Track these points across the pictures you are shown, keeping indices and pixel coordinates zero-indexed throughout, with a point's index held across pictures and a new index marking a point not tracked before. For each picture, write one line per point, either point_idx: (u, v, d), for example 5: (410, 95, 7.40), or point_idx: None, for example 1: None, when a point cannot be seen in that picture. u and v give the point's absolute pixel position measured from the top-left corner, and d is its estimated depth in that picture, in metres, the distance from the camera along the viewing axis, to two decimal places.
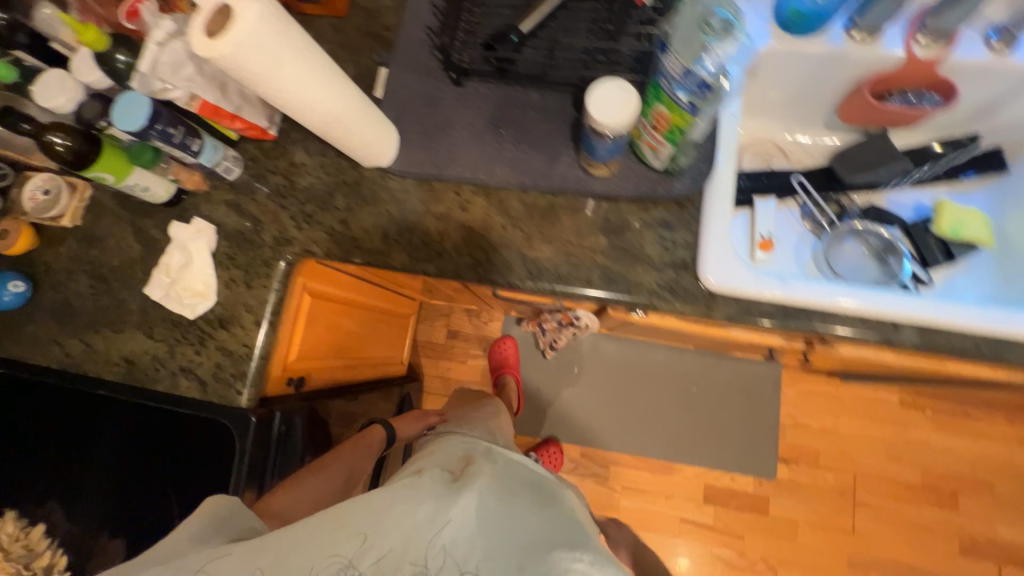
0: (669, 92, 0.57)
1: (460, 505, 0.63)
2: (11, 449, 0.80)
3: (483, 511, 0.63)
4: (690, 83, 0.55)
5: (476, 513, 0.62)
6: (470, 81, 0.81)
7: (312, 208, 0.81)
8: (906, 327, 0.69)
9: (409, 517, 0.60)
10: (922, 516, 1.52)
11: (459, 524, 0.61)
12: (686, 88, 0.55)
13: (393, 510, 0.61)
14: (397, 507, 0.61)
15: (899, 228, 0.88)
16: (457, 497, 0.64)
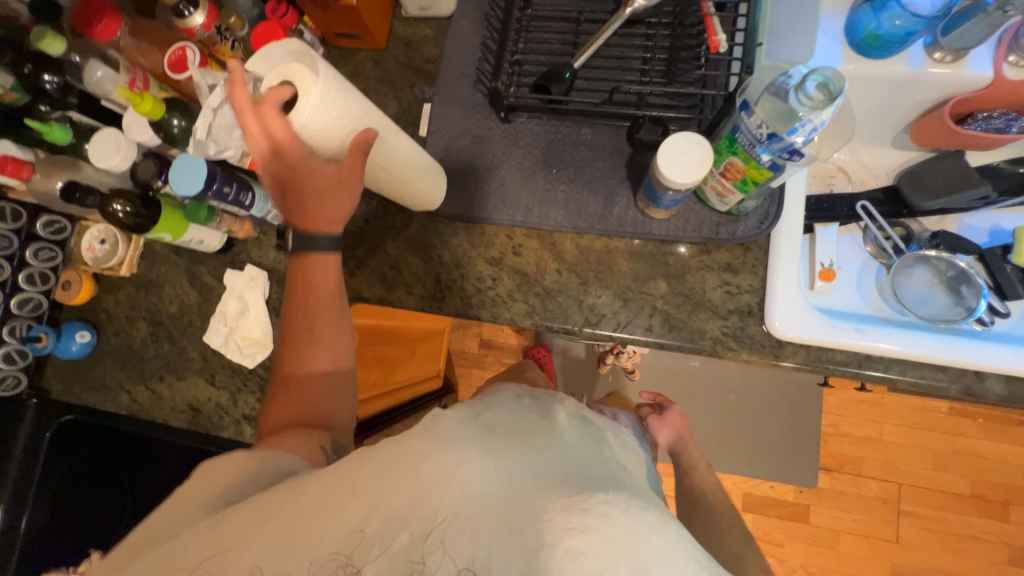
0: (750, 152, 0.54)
1: (463, 457, 0.51)
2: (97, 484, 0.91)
3: (494, 457, 0.52)
4: (776, 147, 0.52)
5: (485, 457, 0.52)
6: (518, 117, 0.78)
7: (361, 254, 0.80)
8: (990, 377, 0.65)
9: (416, 478, 0.48)
10: (970, 525, 1.49)
11: (472, 486, 0.49)
12: (770, 150, 0.52)
13: (390, 477, 0.48)
14: (392, 471, 0.49)
15: (975, 254, 0.83)
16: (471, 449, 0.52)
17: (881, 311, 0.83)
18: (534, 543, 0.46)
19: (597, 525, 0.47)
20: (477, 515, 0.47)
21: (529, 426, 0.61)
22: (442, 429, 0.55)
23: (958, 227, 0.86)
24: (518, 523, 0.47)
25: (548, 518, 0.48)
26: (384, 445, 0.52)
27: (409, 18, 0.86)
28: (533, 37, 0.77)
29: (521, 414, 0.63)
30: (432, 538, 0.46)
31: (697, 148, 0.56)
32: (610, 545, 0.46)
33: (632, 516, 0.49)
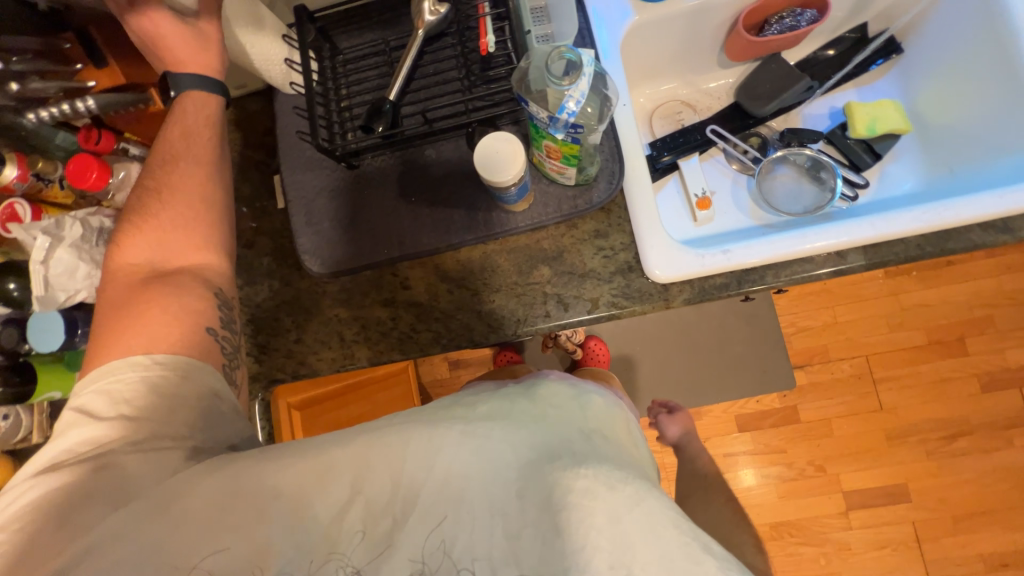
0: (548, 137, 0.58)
1: (445, 443, 0.54)
2: None
3: (477, 440, 0.54)
4: (561, 127, 0.57)
5: (469, 440, 0.54)
6: (363, 159, 0.79)
7: (262, 338, 0.80)
8: (852, 252, 0.70)
9: (399, 460, 0.53)
10: (938, 368, 1.57)
11: (453, 465, 0.52)
12: (559, 130, 0.57)
13: (375, 461, 0.53)
14: (378, 457, 0.53)
15: (822, 140, 0.89)
16: (450, 434, 0.54)
17: (761, 219, 0.88)
18: (519, 523, 0.50)
19: (579, 502, 0.50)
20: (459, 500, 0.51)
21: (512, 398, 0.63)
22: (423, 418, 0.57)
23: (801, 119, 0.91)
24: (501, 504, 0.51)
25: (531, 495, 0.51)
26: (361, 437, 0.55)
27: (234, 99, 0.86)
28: (351, 79, 0.78)
29: (507, 388, 0.66)
30: (423, 530, 0.50)
31: (506, 145, 0.59)
32: (592, 520, 0.49)
33: (614, 487, 0.51)
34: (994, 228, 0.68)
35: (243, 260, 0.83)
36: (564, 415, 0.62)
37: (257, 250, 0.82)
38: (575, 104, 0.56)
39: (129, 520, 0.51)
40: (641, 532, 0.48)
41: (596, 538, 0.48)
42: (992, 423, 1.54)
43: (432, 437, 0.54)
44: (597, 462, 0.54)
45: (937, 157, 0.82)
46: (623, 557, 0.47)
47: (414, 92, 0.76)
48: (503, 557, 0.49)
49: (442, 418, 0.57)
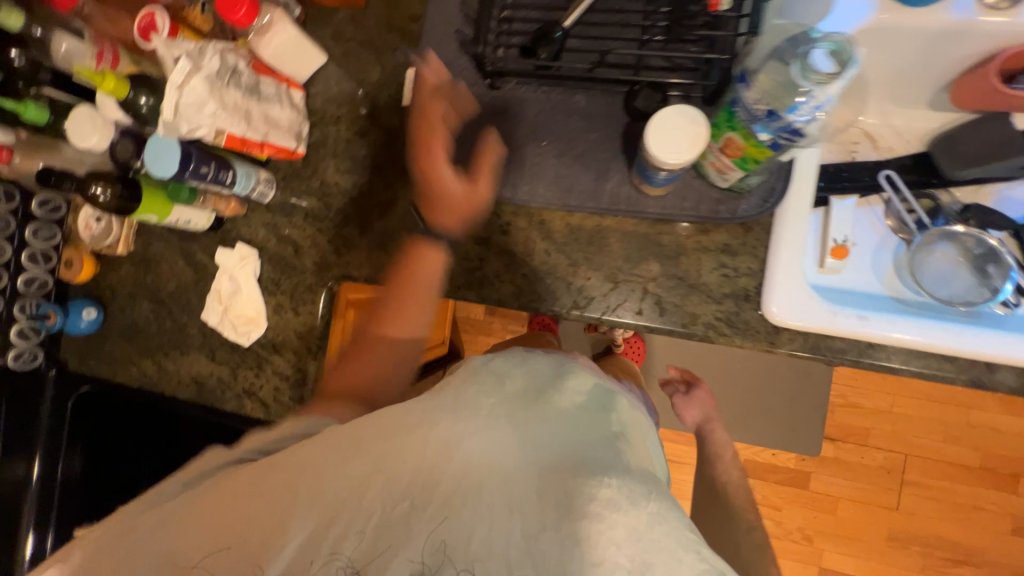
0: (748, 130, 0.52)
1: (467, 430, 0.55)
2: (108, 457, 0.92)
3: (497, 429, 0.56)
4: (774, 127, 0.50)
5: (491, 429, 0.55)
6: (506, 83, 0.72)
7: (348, 232, 0.79)
8: (1004, 368, 0.61)
9: (421, 442, 0.54)
10: (976, 496, 1.47)
11: (475, 452, 0.53)
12: (769, 129, 0.51)
13: (397, 440, 0.54)
14: (400, 441, 0.53)
15: (1008, 230, 0.77)
16: (473, 423, 0.55)
17: (896, 291, 0.78)
18: (539, 524, 0.50)
19: (600, 512, 0.51)
20: (476, 490, 0.51)
21: (538, 389, 0.63)
22: (448, 399, 0.58)
23: (993, 199, 0.78)
24: (519, 502, 0.51)
25: (550, 499, 0.52)
26: (394, 413, 0.56)
27: None
28: None
29: (537, 373, 0.65)
30: (434, 521, 0.49)
31: (690, 124, 0.51)
32: (613, 532, 0.50)
33: (635, 504, 0.52)
34: None
35: (351, 149, 0.80)
36: (587, 416, 0.62)
37: (367, 142, 0.79)
38: (810, 112, 0.48)
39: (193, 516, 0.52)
40: (659, 555, 0.50)
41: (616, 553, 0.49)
42: (1006, 567, 1.46)
43: (453, 424, 0.55)
44: (619, 473, 0.56)
45: None
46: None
47: (587, 27, 0.67)
48: (518, 558, 0.48)
49: (463, 403, 0.58)
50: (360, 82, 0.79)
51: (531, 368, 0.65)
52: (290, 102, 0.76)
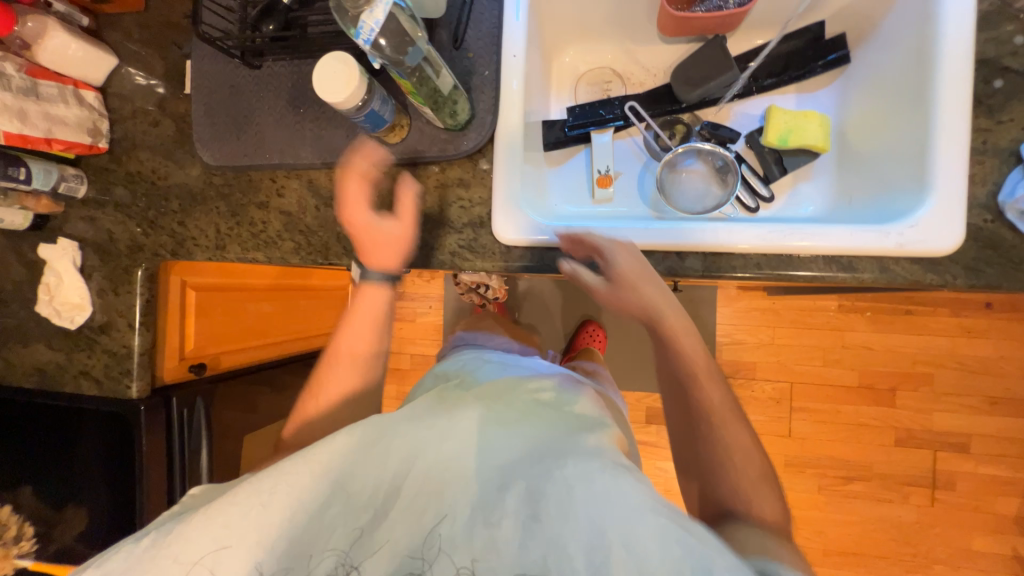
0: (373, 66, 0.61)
1: (453, 436, 0.58)
2: None
3: (468, 441, 0.58)
4: (378, 55, 0.59)
5: (472, 432, 0.59)
6: (265, 61, 0.80)
7: (152, 214, 0.86)
8: (691, 255, 0.69)
9: (410, 442, 0.58)
10: (860, 413, 1.55)
11: (458, 452, 0.57)
12: (376, 58, 0.59)
13: (381, 445, 0.57)
14: (383, 446, 0.57)
15: (743, 141, 0.84)
16: (454, 424, 0.60)
17: (658, 211, 0.86)
18: (501, 514, 0.50)
19: (571, 489, 0.51)
20: (450, 488, 0.54)
21: (516, 390, 0.69)
22: (433, 413, 0.62)
23: (733, 116, 0.86)
24: (482, 498, 0.52)
25: (513, 489, 0.53)
26: (381, 421, 0.60)
27: None
28: None
29: (513, 405, 0.65)
30: (401, 525, 0.52)
31: (342, 66, 0.60)
32: (571, 505, 0.49)
33: (592, 478, 0.52)
34: (838, 263, 0.64)
35: (148, 138, 0.87)
36: (572, 420, 0.65)
37: (161, 130, 0.87)
38: (370, 35, 0.54)
39: (150, 556, 0.48)
40: (620, 518, 0.47)
41: (577, 523, 0.48)
42: (894, 477, 1.52)
43: (424, 436, 0.58)
44: (579, 457, 0.55)
45: (847, 186, 0.77)
46: (601, 545, 0.46)
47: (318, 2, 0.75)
48: (484, 551, 0.48)
49: (435, 418, 0.61)
50: (148, 77, 0.87)
51: (495, 392, 0.68)
52: (79, 101, 0.83)
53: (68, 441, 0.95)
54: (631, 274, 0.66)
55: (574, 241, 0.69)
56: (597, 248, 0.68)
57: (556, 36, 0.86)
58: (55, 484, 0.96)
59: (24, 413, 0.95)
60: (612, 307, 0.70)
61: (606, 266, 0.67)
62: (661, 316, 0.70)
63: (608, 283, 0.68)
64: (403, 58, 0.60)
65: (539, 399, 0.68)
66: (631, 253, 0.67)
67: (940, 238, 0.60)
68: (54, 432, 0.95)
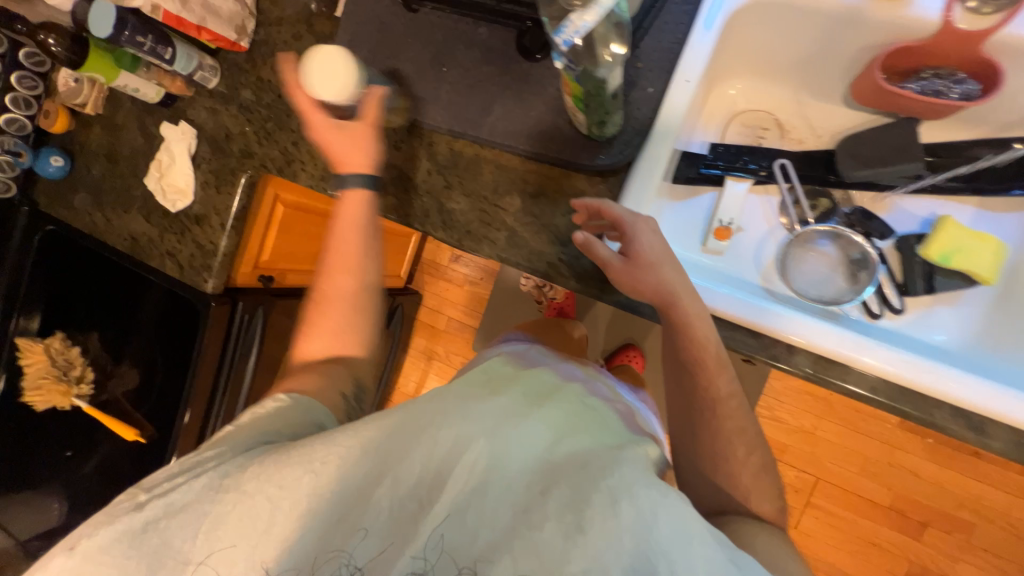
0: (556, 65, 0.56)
1: (479, 434, 0.56)
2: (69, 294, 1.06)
3: (499, 441, 0.55)
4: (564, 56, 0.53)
5: (500, 430, 0.56)
6: (423, 7, 0.77)
7: (270, 126, 0.87)
8: (801, 353, 0.63)
9: (430, 442, 0.56)
10: (877, 532, 1.46)
11: (485, 450, 0.54)
12: (562, 59, 0.54)
13: (403, 444, 0.56)
14: (404, 443, 0.56)
15: (891, 240, 0.75)
16: (481, 420, 0.57)
17: (768, 283, 0.79)
18: (537, 519, 0.49)
19: (613, 504, 0.48)
20: (482, 487, 0.52)
21: (553, 391, 0.65)
22: (461, 404, 0.60)
23: (891, 210, 0.77)
24: (519, 505, 0.51)
25: (553, 495, 0.51)
26: (404, 415, 0.59)
27: None
28: None
29: (557, 404, 0.62)
30: (439, 514, 0.52)
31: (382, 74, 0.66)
32: (616, 524, 0.47)
33: (636, 496, 0.49)
34: (966, 419, 0.59)
35: (287, 50, 0.86)
36: (609, 429, 0.61)
37: (301, 45, 0.85)
38: (574, 39, 0.49)
39: (217, 495, 0.55)
40: (666, 541, 0.46)
41: (619, 547, 0.46)
42: None
43: (462, 425, 0.57)
44: (623, 466, 0.52)
45: (994, 332, 0.70)
46: (643, 566, 0.45)
47: None
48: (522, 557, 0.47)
49: (472, 408, 0.59)
50: None
51: (538, 389, 0.65)
52: None
53: (139, 310, 1.02)
54: (650, 259, 0.62)
55: (593, 209, 0.65)
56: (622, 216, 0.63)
57: (728, 63, 0.78)
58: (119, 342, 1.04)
59: (109, 271, 1.02)
60: (626, 288, 0.63)
61: (626, 241, 0.63)
62: (677, 303, 0.61)
63: (626, 258, 0.63)
64: (593, 67, 0.55)
65: (583, 401, 0.65)
66: (646, 224, 0.62)
67: None
68: (131, 298, 1.02)
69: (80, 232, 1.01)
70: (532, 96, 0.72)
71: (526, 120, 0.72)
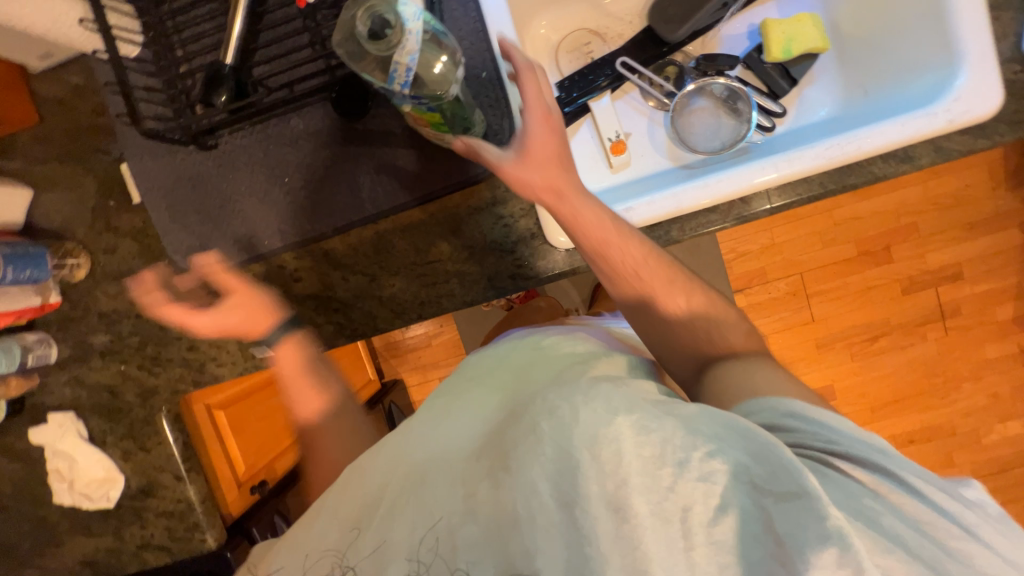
0: (401, 108, 0.54)
1: (425, 442, 0.52)
2: None
3: (446, 435, 0.52)
4: (405, 100, 0.52)
5: (444, 428, 0.53)
6: (220, 137, 0.68)
7: (153, 349, 0.75)
8: (754, 197, 0.68)
9: (385, 459, 0.52)
10: (867, 277, 1.55)
11: (434, 448, 0.51)
12: (404, 103, 0.53)
13: (359, 478, 0.52)
14: (359, 477, 0.52)
15: (740, 65, 0.82)
16: (427, 428, 0.54)
17: (679, 160, 0.82)
18: (475, 482, 0.45)
19: (538, 423, 0.45)
20: (426, 481, 0.47)
21: (490, 366, 0.63)
22: (411, 422, 0.58)
23: (721, 41, 0.84)
24: (463, 475, 0.46)
25: (488, 452, 0.47)
26: (360, 459, 0.55)
27: (47, 72, 0.71)
28: (188, 39, 0.66)
29: (508, 365, 0.61)
30: (389, 516, 0.46)
31: None
32: (541, 444, 0.44)
33: (556, 409, 0.45)
34: (894, 158, 0.66)
35: (109, 267, 0.74)
36: (550, 363, 0.58)
37: (122, 253, 0.73)
38: (408, 77, 0.49)
39: None
40: (587, 429, 0.42)
41: (544, 459, 0.43)
42: (910, 322, 1.56)
43: (411, 438, 0.54)
44: (548, 390, 0.49)
45: (853, 79, 0.79)
46: (568, 464, 0.42)
47: (271, 54, 0.66)
48: (461, 521, 0.43)
49: (423, 420, 0.57)
50: (80, 197, 0.73)
51: (480, 368, 0.63)
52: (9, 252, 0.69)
53: None
54: (548, 159, 0.59)
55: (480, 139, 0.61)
56: (522, 71, 0.58)
57: (523, 7, 0.81)
58: None
59: None
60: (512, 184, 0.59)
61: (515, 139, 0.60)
62: (570, 194, 0.58)
63: (522, 154, 0.58)
64: (443, 93, 0.53)
65: (532, 347, 0.64)
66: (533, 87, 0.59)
67: (982, 103, 0.62)
68: None
69: None
70: (388, 146, 0.67)
71: (398, 171, 0.67)
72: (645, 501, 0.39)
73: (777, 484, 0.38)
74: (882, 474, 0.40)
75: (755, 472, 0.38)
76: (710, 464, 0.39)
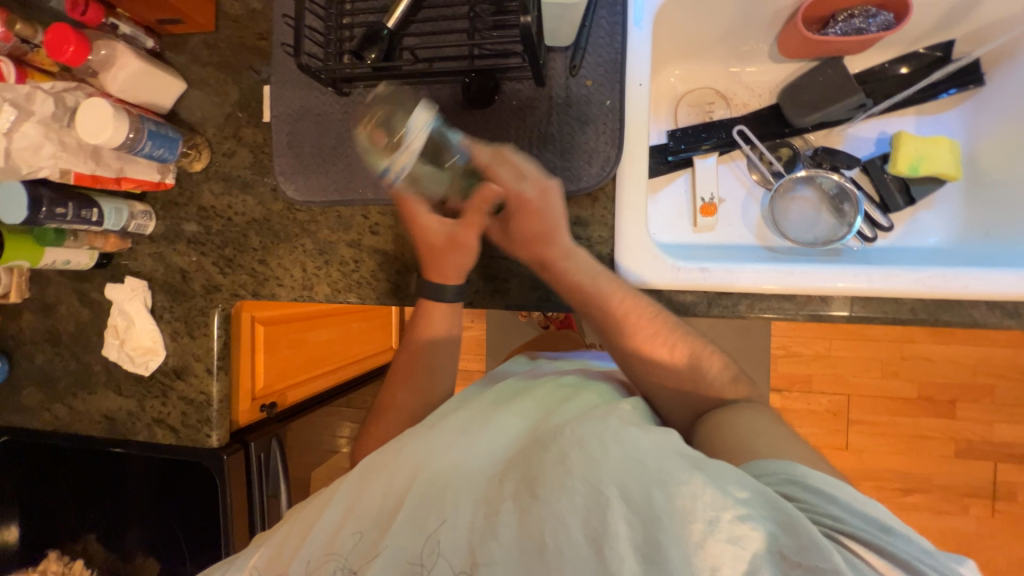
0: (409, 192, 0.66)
1: (444, 446, 0.53)
2: (60, 498, 0.95)
3: (466, 443, 0.54)
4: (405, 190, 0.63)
5: (463, 435, 0.55)
6: (354, 88, 0.74)
7: (231, 252, 0.81)
8: (836, 298, 0.65)
9: (401, 455, 0.53)
10: (919, 425, 1.43)
11: (454, 456, 0.52)
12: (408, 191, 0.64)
13: (375, 474, 0.52)
14: (375, 472, 0.52)
15: (858, 167, 0.80)
16: (446, 432, 0.56)
17: (766, 241, 0.80)
18: (500, 497, 0.46)
19: (566, 455, 0.46)
20: (449, 486, 0.49)
21: (513, 391, 0.65)
22: (431, 421, 0.59)
23: (845, 140, 0.82)
24: (486, 491, 0.48)
25: (513, 473, 0.48)
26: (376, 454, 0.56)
27: None
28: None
29: (529, 394, 0.63)
30: (407, 515, 0.47)
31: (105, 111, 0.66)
32: (571, 477, 0.45)
33: (586, 446, 0.47)
34: (1001, 309, 0.63)
35: (223, 169, 0.81)
36: (571, 400, 0.59)
37: (237, 161, 0.81)
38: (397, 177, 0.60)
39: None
40: (618, 475, 0.44)
41: (573, 494, 0.43)
42: (952, 488, 1.43)
43: (431, 439, 0.55)
44: (574, 423, 0.51)
45: (976, 217, 0.75)
46: (598, 505, 0.42)
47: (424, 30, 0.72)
48: (483, 538, 0.43)
49: (442, 422, 0.58)
50: (221, 102, 0.81)
51: (503, 391, 0.65)
52: None
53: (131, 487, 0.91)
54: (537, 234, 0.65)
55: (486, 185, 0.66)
56: (486, 165, 0.64)
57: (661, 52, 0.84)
58: (138, 531, 0.95)
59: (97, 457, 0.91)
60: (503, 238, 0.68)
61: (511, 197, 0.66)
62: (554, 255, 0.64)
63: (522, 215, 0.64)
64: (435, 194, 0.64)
65: (555, 381, 0.65)
66: (510, 167, 0.64)
67: None
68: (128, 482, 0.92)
69: (42, 431, 0.89)
70: (496, 140, 0.71)
71: None
72: (673, 556, 0.39)
73: (806, 557, 0.38)
74: (899, 561, 0.39)
75: (783, 543, 0.39)
76: (740, 527, 0.39)
